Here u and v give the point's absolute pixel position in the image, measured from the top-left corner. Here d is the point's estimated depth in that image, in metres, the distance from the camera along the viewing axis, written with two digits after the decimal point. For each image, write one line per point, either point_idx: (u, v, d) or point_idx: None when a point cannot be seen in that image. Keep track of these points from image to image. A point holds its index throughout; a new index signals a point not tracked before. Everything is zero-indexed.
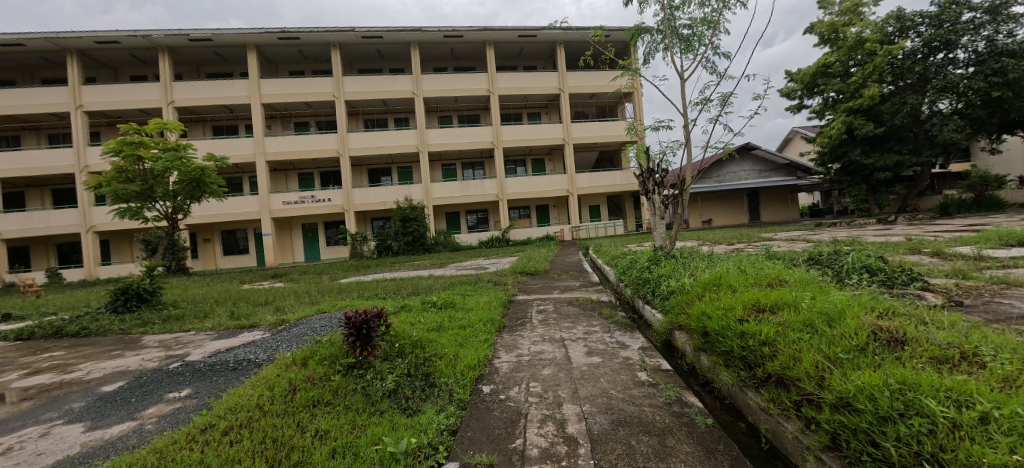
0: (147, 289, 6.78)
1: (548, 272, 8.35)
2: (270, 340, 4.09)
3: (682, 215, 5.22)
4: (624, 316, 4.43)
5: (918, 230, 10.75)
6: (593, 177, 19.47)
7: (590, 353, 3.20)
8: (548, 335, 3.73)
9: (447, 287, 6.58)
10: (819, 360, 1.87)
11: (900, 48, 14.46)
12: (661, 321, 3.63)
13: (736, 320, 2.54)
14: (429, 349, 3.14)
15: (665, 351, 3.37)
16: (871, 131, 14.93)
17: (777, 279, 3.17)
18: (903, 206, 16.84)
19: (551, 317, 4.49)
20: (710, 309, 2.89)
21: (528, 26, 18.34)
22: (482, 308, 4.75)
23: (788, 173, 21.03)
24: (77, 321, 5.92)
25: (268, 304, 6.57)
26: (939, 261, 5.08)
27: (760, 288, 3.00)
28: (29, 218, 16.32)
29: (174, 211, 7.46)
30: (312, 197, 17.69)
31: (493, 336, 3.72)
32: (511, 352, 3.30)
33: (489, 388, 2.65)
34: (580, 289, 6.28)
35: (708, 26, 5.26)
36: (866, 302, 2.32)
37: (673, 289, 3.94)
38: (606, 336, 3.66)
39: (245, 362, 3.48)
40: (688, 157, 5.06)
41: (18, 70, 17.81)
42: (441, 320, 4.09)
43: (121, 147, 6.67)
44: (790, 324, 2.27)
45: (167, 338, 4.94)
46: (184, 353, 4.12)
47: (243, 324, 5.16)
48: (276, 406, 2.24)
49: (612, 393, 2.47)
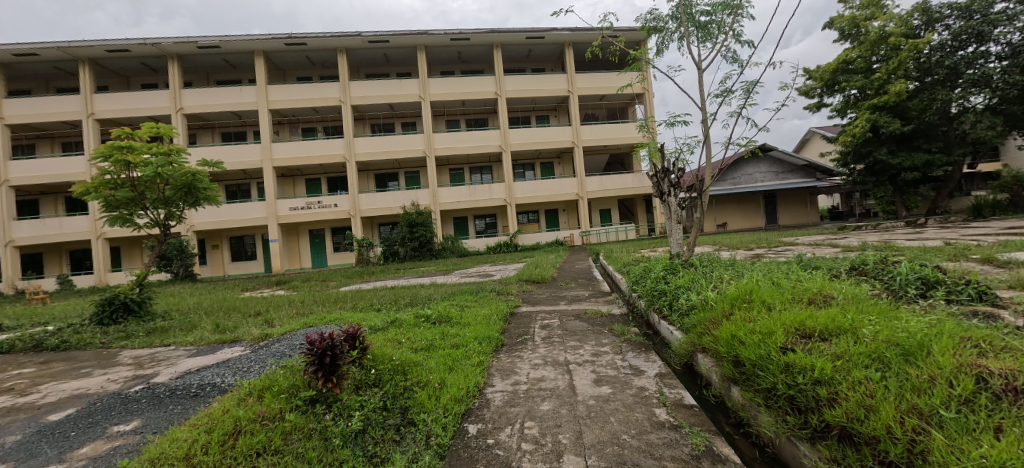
0: (136, 299, 6.47)
1: (555, 280, 7.88)
2: (246, 358, 3.72)
3: (701, 219, 4.68)
4: (638, 332, 3.94)
5: (954, 234, 10.06)
6: (604, 180, 18.93)
7: (598, 381, 2.73)
8: (551, 357, 3.26)
9: (447, 297, 6.15)
10: (906, 417, 1.45)
11: (928, 41, 13.70)
12: (681, 341, 3.15)
13: (776, 346, 2.09)
14: (410, 376, 2.72)
15: (685, 378, 2.89)
16: (898, 129, 14.15)
17: (820, 295, 2.70)
18: (934, 208, 15.93)
19: (555, 333, 4.03)
20: (741, 331, 2.40)
21: (537, 27, 17.95)
22: (480, 323, 4.30)
23: (807, 175, 20.24)
24: (59, 333, 5.63)
25: (258, 315, 6.21)
26: (999, 269, 4.46)
27: (802, 306, 2.52)
28: (42, 225, 16.47)
29: (167, 218, 7.19)
30: (319, 202, 17.55)
31: (488, 357, 3.27)
32: (506, 379, 2.85)
33: (476, 428, 2.21)
34: (589, 300, 5.79)
35: (728, 11, 4.78)
36: (946, 330, 1.88)
37: (693, 304, 3.45)
38: (618, 358, 3.19)
39: (209, 386, 3.10)
40: (707, 154, 4.55)
41: (34, 80, 18.10)
42: (431, 338, 3.67)
43: (110, 151, 6.44)
44: (851, 359, 1.82)
45: (144, 354, 4.61)
46: (152, 373, 3.76)
47: (224, 339, 4.78)
48: (211, 459, 1.87)
49: (624, 438, 2.01)
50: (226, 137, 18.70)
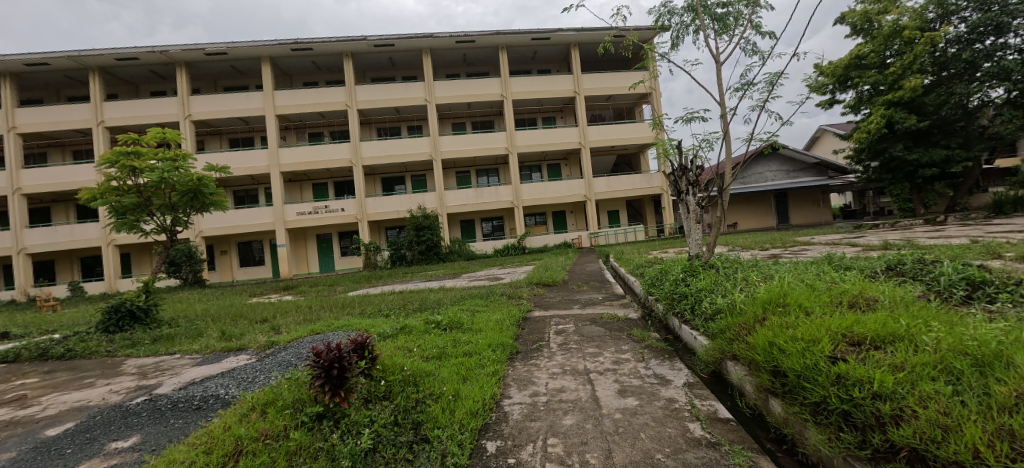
0: (142, 306, 6.40)
1: (567, 283, 7.71)
2: (251, 368, 3.59)
3: (721, 218, 4.48)
4: (659, 338, 3.75)
5: (977, 231, 9.71)
6: (612, 182, 18.68)
7: (622, 392, 2.55)
8: (569, 365, 3.09)
9: (456, 302, 6.00)
10: (995, 440, 1.31)
11: (945, 34, 13.33)
12: (707, 347, 2.97)
13: (823, 354, 1.91)
14: (422, 388, 2.58)
15: (715, 387, 2.69)
16: (914, 125, 13.78)
17: (860, 298, 2.51)
18: (952, 205, 15.50)
19: (572, 339, 3.85)
20: (781, 338, 2.20)
21: (542, 29, 17.84)
22: (492, 329, 4.13)
23: (819, 173, 19.90)
24: (65, 341, 5.57)
25: (266, 321, 6.10)
26: None
27: (844, 311, 2.33)
28: (53, 232, 16.62)
29: (173, 223, 7.12)
30: (326, 207, 17.51)
31: (503, 366, 3.10)
32: (524, 390, 2.68)
33: (495, 445, 2.05)
34: (603, 303, 5.61)
35: (745, 2, 4.60)
36: (1020, 338, 1.71)
37: (719, 308, 3.26)
38: (641, 366, 3.01)
39: (213, 398, 2.97)
40: (728, 150, 4.37)
41: (46, 89, 18.35)
42: (442, 346, 3.52)
43: (117, 157, 6.40)
44: (914, 370, 1.64)
45: (148, 363, 4.51)
46: (155, 384, 3.65)
47: (230, 347, 4.68)
48: None
49: (658, 458, 1.83)
50: (233, 143, 18.79)
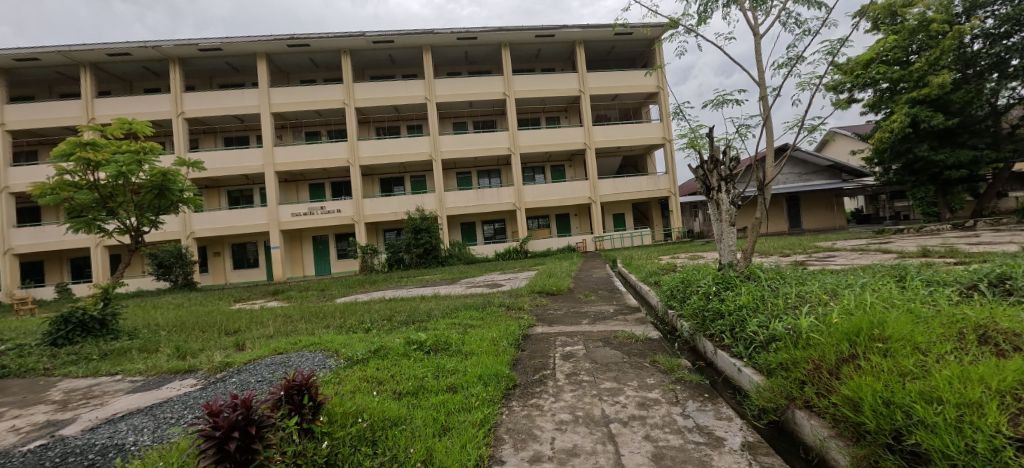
0: (97, 317, 5.75)
1: (572, 292, 6.98)
2: (182, 403, 2.88)
3: (761, 220, 3.71)
4: (690, 367, 3.02)
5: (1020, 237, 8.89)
6: (617, 183, 17.95)
7: (658, 460, 1.82)
8: (582, 410, 2.36)
9: (448, 314, 5.28)
10: None
11: (973, 28, 12.49)
12: (762, 386, 2.24)
13: (996, 430, 1.24)
14: (383, 448, 1.88)
15: (780, 444, 1.96)
16: (941, 124, 12.95)
17: (989, 332, 1.82)
18: (978, 210, 14.70)
19: (583, 367, 3.12)
20: (906, 393, 1.48)
21: (546, 25, 17.18)
22: (486, 351, 3.44)
23: (832, 176, 19.08)
24: (2, 356, 4.88)
25: (234, 334, 5.43)
26: None
27: (986, 354, 1.64)
28: (40, 232, 16.07)
29: (137, 224, 6.43)
30: (321, 208, 16.86)
31: (495, 409, 2.38)
32: (521, 452, 1.95)
33: None
34: (616, 318, 4.85)
35: None
36: None
37: (774, 335, 2.52)
38: (677, 413, 2.28)
39: (114, 451, 2.26)
40: (769, 137, 3.66)
41: (37, 85, 17.83)
42: (421, 376, 2.81)
43: (71, 148, 5.85)
44: None
45: (81, 386, 3.83)
46: (67, 420, 2.94)
47: (179, 368, 3.97)
48: None
49: None
50: (228, 141, 18.24)
